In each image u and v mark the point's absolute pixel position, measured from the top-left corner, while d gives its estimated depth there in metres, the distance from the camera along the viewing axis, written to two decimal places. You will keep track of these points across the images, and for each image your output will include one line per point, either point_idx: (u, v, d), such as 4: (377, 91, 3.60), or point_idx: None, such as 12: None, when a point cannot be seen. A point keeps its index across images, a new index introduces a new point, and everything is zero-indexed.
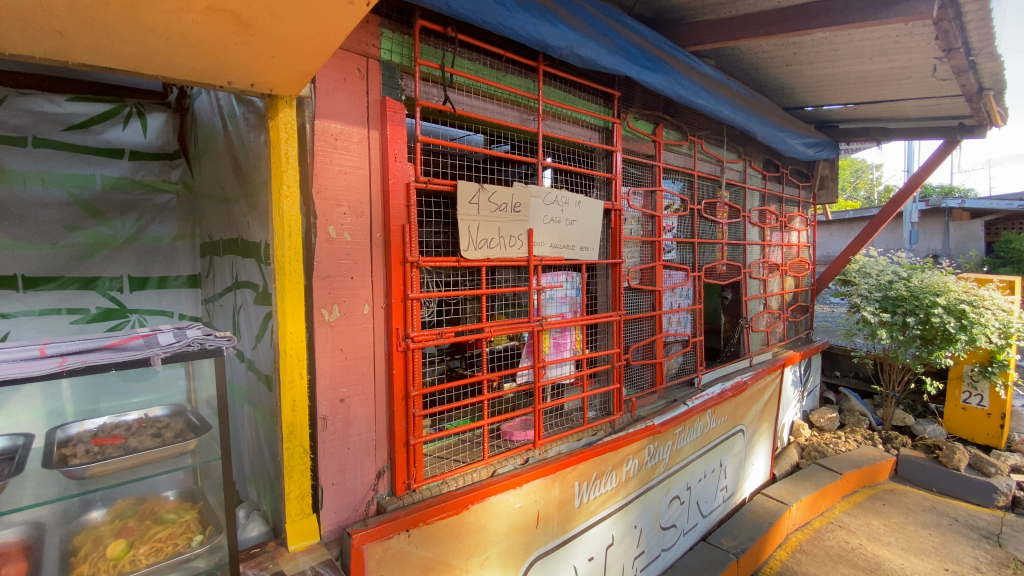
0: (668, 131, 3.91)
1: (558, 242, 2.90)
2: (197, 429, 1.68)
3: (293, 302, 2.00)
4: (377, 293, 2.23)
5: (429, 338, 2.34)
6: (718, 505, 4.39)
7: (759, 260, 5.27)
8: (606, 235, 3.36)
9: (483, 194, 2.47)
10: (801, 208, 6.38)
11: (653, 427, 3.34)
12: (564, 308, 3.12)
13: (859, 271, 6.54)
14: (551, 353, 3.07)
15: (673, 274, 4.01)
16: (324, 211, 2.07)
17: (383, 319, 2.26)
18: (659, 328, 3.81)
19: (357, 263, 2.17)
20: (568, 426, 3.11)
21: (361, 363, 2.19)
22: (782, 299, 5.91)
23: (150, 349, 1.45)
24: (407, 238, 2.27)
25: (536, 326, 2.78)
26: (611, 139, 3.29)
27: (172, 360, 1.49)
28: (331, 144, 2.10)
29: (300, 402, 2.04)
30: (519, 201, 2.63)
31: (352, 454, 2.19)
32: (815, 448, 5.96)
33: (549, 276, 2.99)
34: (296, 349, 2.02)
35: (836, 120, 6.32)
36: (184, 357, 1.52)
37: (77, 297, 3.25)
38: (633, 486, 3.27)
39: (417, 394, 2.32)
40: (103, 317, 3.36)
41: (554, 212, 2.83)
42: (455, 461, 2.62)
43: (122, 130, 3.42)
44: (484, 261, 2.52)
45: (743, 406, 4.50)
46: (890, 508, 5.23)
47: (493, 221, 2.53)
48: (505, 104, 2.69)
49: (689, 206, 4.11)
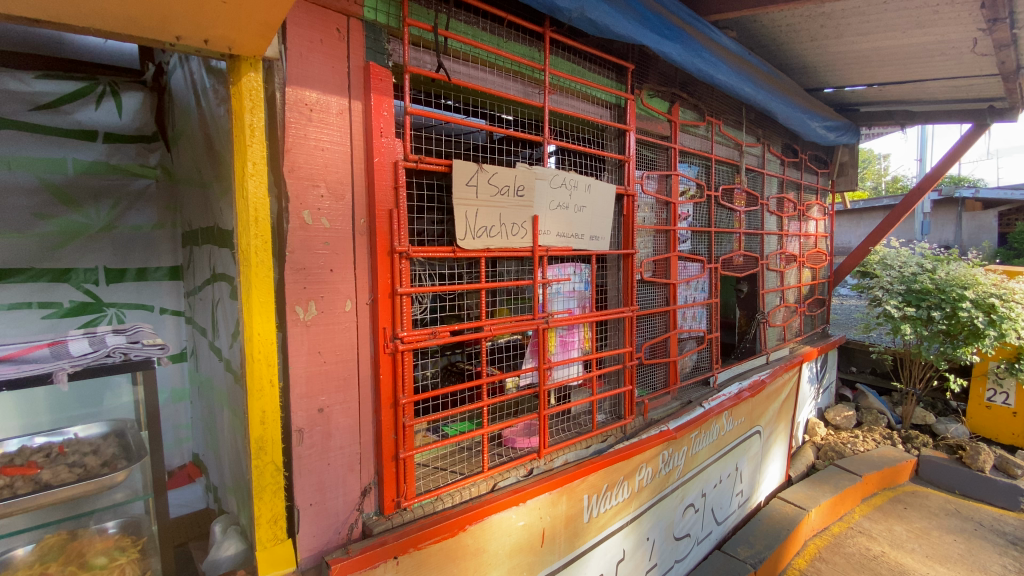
0: (685, 111, 3.60)
1: (566, 230, 2.61)
2: (130, 455, 1.75)
3: (262, 297, 1.75)
4: (361, 287, 1.96)
5: (421, 338, 2.07)
6: (733, 510, 4.13)
7: (777, 251, 4.97)
8: (618, 223, 3.07)
9: (481, 175, 2.18)
10: (819, 196, 6.05)
11: (668, 432, 3.06)
12: (571, 303, 2.84)
13: (880, 263, 6.22)
14: (557, 353, 2.78)
15: (688, 265, 3.72)
16: (298, 193, 1.80)
17: (368, 316, 1.99)
18: (673, 324, 3.52)
19: (339, 254, 1.90)
20: (576, 432, 2.85)
21: (342, 368, 1.93)
22: (799, 293, 5.61)
23: (54, 364, 1.47)
24: (396, 225, 2.00)
25: (540, 323, 2.50)
26: (624, 118, 2.99)
27: (81, 375, 1.51)
28: (306, 116, 1.82)
29: (271, 412, 1.78)
30: (522, 184, 2.34)
31: (332, 471, 1.93)
32: (832, 448, 5.67)
33: (556, 268, 2.71)
34: (264, 352, 1.76)
35: (857, 102, 5.99)
36: (94, 371, 1.55)
37: (49, 290, 2.95)
38: (646, 496, 3.00)
39: (408, 402, 2.05)
40: (78, 312, 3.07)
41: (561, 197, 2.55)
42: (452, 472, 2.36)
43: (94, 111, 3.08)
44: (483, 252, 2.23)
45: (761, 406, 4.22)
46: (912, 512, 4.95)
47: (493, 206, 2.25)
48: (507, 75, 2.40)
49: (706, 191, 3.81)
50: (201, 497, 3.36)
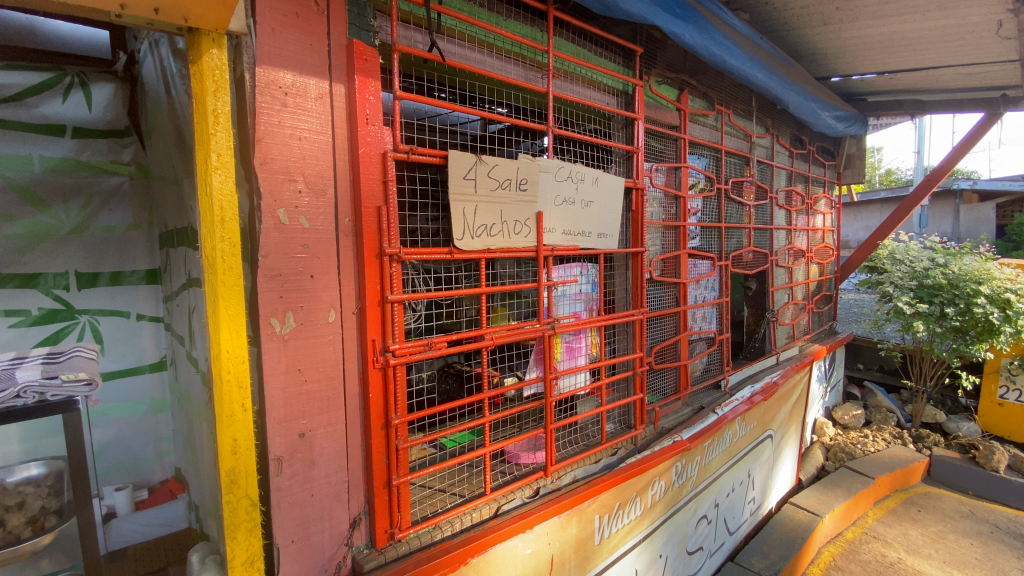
0: (693, 99, 3.39)
1: (572, 228, 2.39)
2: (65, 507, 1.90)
3: (231, 309, 1.50)
4: (347, 295, 1.74)
5: (416, 350, 1.85)
6: (745, 519, 3.93)
7: (786, 246, 4.77)
8: (626, 219, 2.85)
9: (480, 167, 1.96)
10: (826, 189, 5.85)
11: (682, 443, 2.84)
12: (577, 306, 2.63)
13: (889, 258, 6.04)
14: (563, 361, 2.57)
15: (698, 263, 3.51)
16: (272, 189, 1.58)
17: (355, 327, 1.77)
18: (683, 326, 3.31)
19: (320, 257, 1.68)
20: (584, 446, 2.64)
21: (326, 387, 1.71)
22: (807, 289, 5.41)
23: None
24: (386, 224, 1.78)
25: (546, 330, 2.28)
26: (632, 105, 2.78)
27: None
28: (281, 102, 1.60)
29: (244, 440, 1.55)
30: (525, 177, 2.13)
31: (316, 502, 1.72)
32: (842, 449, 5.47)
33: (561, 269, 2.49)
34: (236, 372, 1.52)
35: (865, 92, 5.82)
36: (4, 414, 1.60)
37: (15, 296, 2.66)
38: (660, 511, 2.79)
39: (401, 422, 1.83)
40: (48, 320, 2.77)
41: (567, 191, 2.33)
42: (451, 496, 2.15)
43: (61, 104, 2.81)
44: (483, 253, 2.02)
45: (773, 409, 4.02)
46: (926, 515, 4.76)
47: (494, 202, 2.03)
48: (507, 58, 2.17)
49: (716, 184, 3.60)
50: (184, 515, 3.09)
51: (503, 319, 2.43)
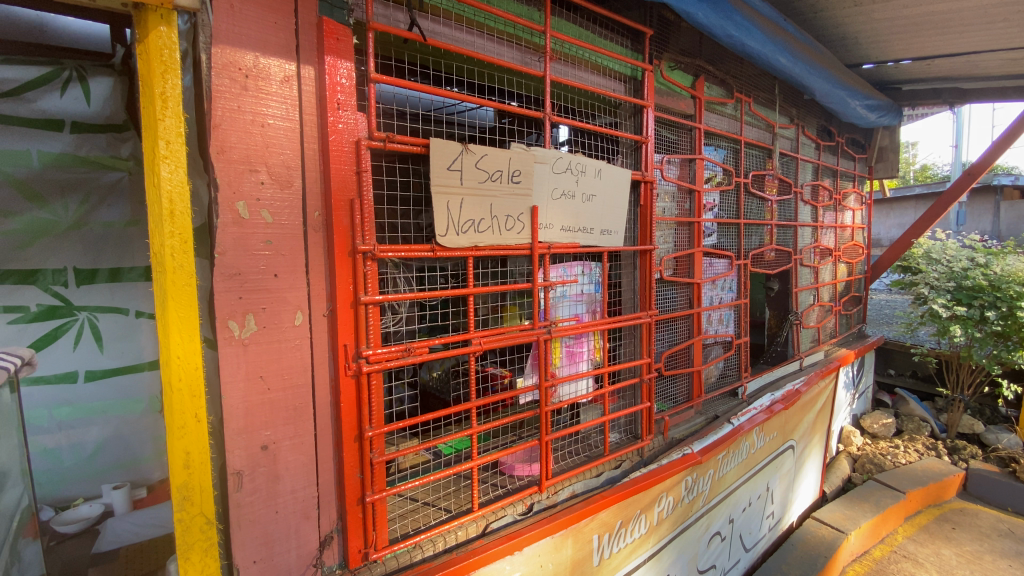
0: (710, 87, 3.17)
1: (572, 224, 2.21)
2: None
3: (181, 312, 1.38)
4: (316, 296, 1.60)
5: (392, 357, 1.69)
6: (763, 535, 3.69)
7: (812, 244, 4.48)
8: (634, 215, 2.65)
9: (467, 158, 1.79)
10: (856, 183, 5.52)
11: (693, 456, 2.63)
12: (579, 308, 2.44)
13: (924, 257, 5.66)
14: (562, 366, 2.39)
15: (714, 262, 3.28)
16: (231, 179, 1.45)
17: (326, 330, 1.63)
18: (697, 329, 3.09)
19: (286, 255, 1.54)
20: (585, 457, 2.46)
21: (292, 395, 1.58)
22: (835, 290, 5.09)
23: None
24: (359, 219, 1.63)
25: (541, 334, 2.11)
26: (641, 92, 2.57)
27: None
28: (242, 85, 1.47)
29: (198, 453, 1.44)
30: (518, 168, 1.95)
31: (281, 519, 1.58)
32: (870, 461, 5.16)
33: (560, 267, 2.31)
34: (189, 380, 1.41)
35: (899, 80, 5.47)
36: None
37: (10, 293, 2.05)
38: (667, 528, 2.59)
39: (375, 434, 1.68)
40: (46, 319, 2.12)
41: (566, 184, 2.15)
42: (435, 512, 2.00)
43: (59, 98, 2.09)
44: (470, 251, 1.85)
45: (796, 418, 3.76)
46: (961, 533, 4.43)
47: (482, 195, 1.86)
48: (500, 40, 2.01)
49: (735, 178, 3.35)
50: None
51: (513, 319, 2.30)
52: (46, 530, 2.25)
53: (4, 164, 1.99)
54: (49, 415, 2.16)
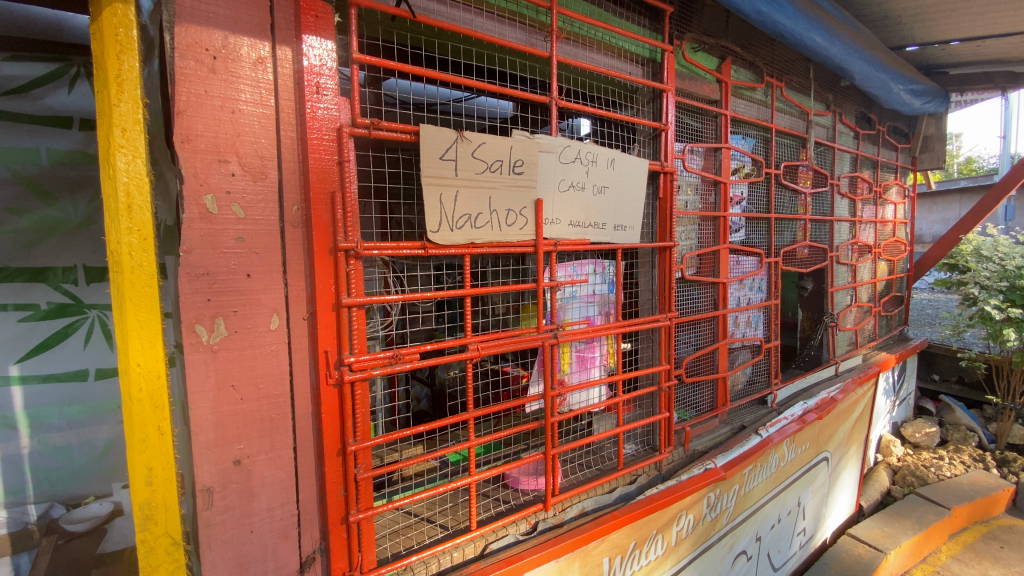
0: (737, 70, 2.94)
1: (582, 218, 2.02)
2: None
3: (141, 316, 1.27)
4: (294, 297, 1.46)
5: (379, 365, 1.54)
6: (793, 553, 3.44)
7: (849, 240, 4.17)
8: (653, 209, 2.43)
9: (462, 146, 1.63)
10: (898, 175, 5.14)
11: (716, 471, 2.41)
12: (590, 310, 2.26)
13: (973, 254, 5.25)
14: (572, 372, 2.22)
15: (741, 260, 3.03)
16: (198, 170, 1.32)
17: (306, 335, 1.49)
18: (722, 332, 2.86)
19: (260, 253, 1.41)
20: (596, 471, 2.27)
21: (268, 406, 1.45)
22: (874, 290, 4.74)
23: None
24: (342, 212, 1.48)
25: (546, 339, 1.93)
26: (660, 75, 2.36)
27: None
28: (210, 67, 1.34)
29: (162, 468, 1.32)
30: (520, 157, 1.78)
31: (255, 539, 1.46)
32: (912, 473, 4.80)
33: (569, 266, 2.14)
34: (150, 390, 1.29)
35: (946, 63, 5.07)
36: None
37: (20, 294, 1.85)
38: (687, 549, 2.39)
39: (359, 449, 1.53)
40: (57, 317, 1.93)
41: (575, 175, 1.97)
42: (430, 530, 1.86)
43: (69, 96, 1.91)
44: (467, 249, 1.69)
45: (830, 428, 3.48)
46: (1011, 553, 4.06)
47: (479, 187, 1.69)
48: (502, 18, 1.84)
49: (765, 169, 3.10)
50: None
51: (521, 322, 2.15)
52: (53, 529, 2.01)
53: (12, 162, 1.81)
54: (59, 413, 1.95)
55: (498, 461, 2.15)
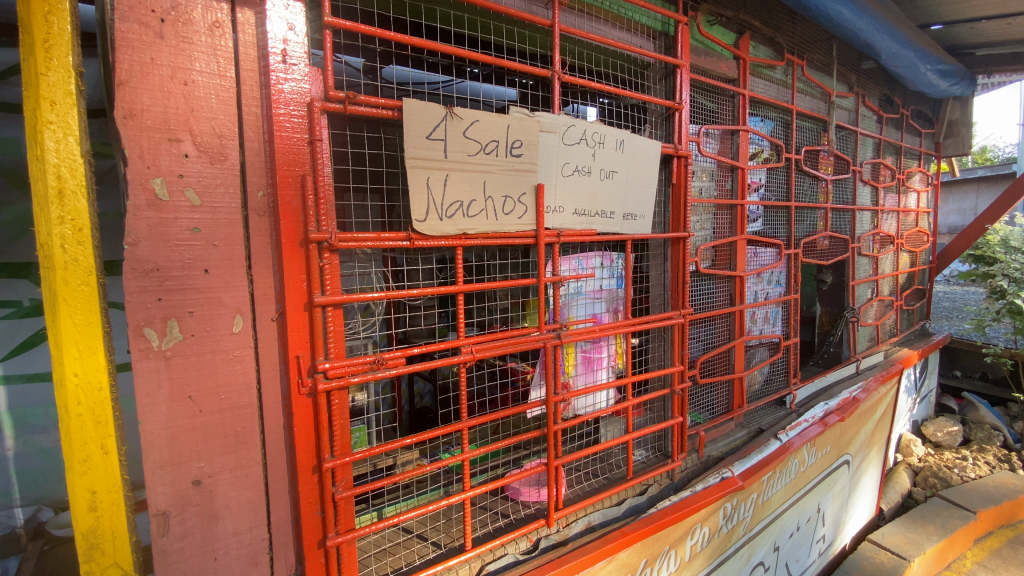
0: (755, 46, 2.74)
1: (588, 206, 1.83)
2: None
3: (77, 319, 1.10)
4: (261, 295, 1.29)
5: (358, 371, 1.36)
6: (812, 561, 3.26)
7: (872, 231, 3.94)
8: (666, 196, 2.24)
9: (453, 123, 1.43)
10: (922, 162, 4.88)
11: (733, 480, 2.22)
12: (597, 307, 2.08)
13: (1001, 245, 5.00)
14: (577, 374, 2.03)
15: (760, 252, 2.83)
16: (144, 149, 1.15)
17: (275, 338, 1.32)
18: (738, 329, 2.67)
19: (220, 245, 1.24)
20: (603, 481, 2.09)
21: (231, 419, 1.28)
22: (896, 283, 4.51)
23: None
24: (313, 199, 1.29)
25: (549, 340, 1.75)
26: (673, 49, 2.16)
27: None
28: (156, 31, 1.16)
29: (107, 492, 1.18)
30: (519, 137, 1.58)
31: (219, 567, 1.30)
32: (934, 475, 4.58)
33: (573, 259, 1.95)
34: (90, 402, 1.13)
35: (973, 43, 4.80)
36: None
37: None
38: (701, 565, 2.20)
39: (335, 466, 1.36)
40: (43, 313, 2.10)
41: (580, 158, 1.77)
42: (422, 549, 1.69)
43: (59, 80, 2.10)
44: (458, 240, 1.51)
45: (852, 430, 3.28)
46: None
47: (472, 170, 1.50)
48: None
49: (785, 154, 2.89)
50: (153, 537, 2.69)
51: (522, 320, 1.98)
52: (41, 533, 2.12)
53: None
54: (46, 414, 2.10)
55: (499, 470, 1.99)
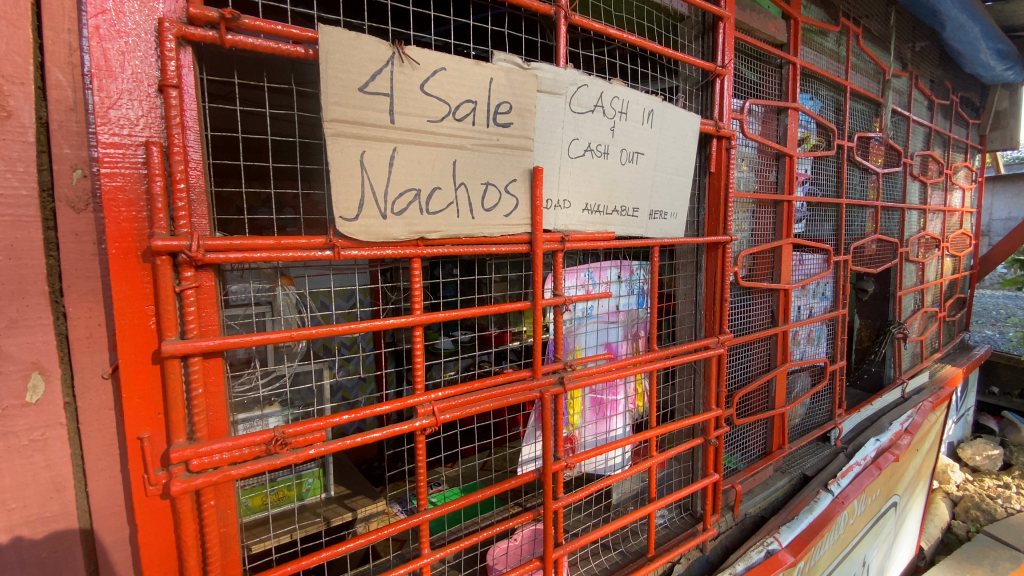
0: (806, 5, 2.22)
1: (603, 200, 1.33)
2: None
3: None
4: (84, 342, 0.80)
5: (242, 458, 0.85)
6: None
7: (919, 233, 3.44)
8: (700, 190, 1.74)
9: (399, 71, 0.93)
10: (968, 156, 4.36)
11: (785, 559, 1.70)
12: (612, 334, 1.59)
13: None
14: (584, 423, 1.53)
15: (807, 259, 2.33)
16: None
17: (112, 407, 0.83)
18: (781, 354, 2.19)
19: (3, 262, 0.75)
20: (616, 563, 1.58)
21: (31, 537, 0.80)
22: (940, 291, 4.01)
23: None
24: (164, 182, 0.79)
25: (549, 388, 1.24)
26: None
27: None
28: None
29: None
30: (505, 99, 1.08)
31: None
32: (976, 507, 4.10)
33: (582, 271, 1.47)
34: None
35: None
36: None
37: None
38: None
39: None
40: None
41: (595, 132, 1.27)
42: None
43: None
44: (414, 249, 1.00)
45: (902, 468, 2.79)
46: None
47: (434, 143, 1.00)
48: None
49: (836, 140, 2.39)
50: None
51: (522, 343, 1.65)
52: None
53: None
54: None
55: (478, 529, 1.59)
